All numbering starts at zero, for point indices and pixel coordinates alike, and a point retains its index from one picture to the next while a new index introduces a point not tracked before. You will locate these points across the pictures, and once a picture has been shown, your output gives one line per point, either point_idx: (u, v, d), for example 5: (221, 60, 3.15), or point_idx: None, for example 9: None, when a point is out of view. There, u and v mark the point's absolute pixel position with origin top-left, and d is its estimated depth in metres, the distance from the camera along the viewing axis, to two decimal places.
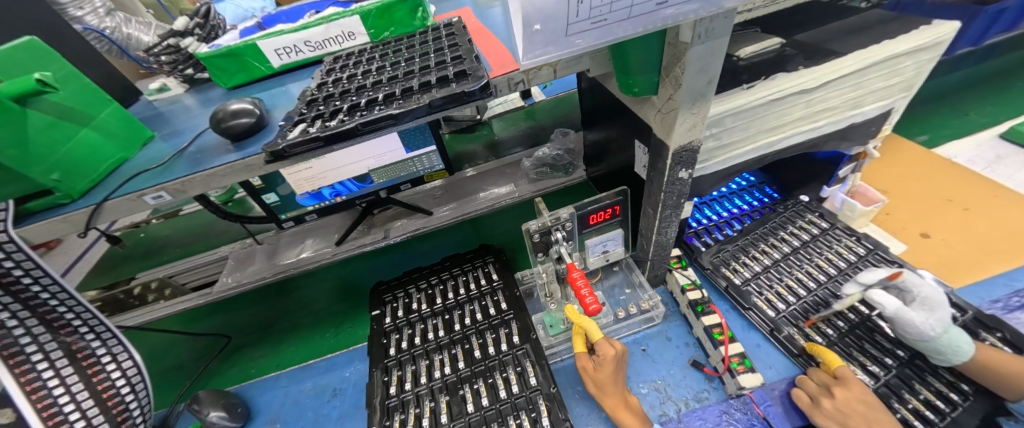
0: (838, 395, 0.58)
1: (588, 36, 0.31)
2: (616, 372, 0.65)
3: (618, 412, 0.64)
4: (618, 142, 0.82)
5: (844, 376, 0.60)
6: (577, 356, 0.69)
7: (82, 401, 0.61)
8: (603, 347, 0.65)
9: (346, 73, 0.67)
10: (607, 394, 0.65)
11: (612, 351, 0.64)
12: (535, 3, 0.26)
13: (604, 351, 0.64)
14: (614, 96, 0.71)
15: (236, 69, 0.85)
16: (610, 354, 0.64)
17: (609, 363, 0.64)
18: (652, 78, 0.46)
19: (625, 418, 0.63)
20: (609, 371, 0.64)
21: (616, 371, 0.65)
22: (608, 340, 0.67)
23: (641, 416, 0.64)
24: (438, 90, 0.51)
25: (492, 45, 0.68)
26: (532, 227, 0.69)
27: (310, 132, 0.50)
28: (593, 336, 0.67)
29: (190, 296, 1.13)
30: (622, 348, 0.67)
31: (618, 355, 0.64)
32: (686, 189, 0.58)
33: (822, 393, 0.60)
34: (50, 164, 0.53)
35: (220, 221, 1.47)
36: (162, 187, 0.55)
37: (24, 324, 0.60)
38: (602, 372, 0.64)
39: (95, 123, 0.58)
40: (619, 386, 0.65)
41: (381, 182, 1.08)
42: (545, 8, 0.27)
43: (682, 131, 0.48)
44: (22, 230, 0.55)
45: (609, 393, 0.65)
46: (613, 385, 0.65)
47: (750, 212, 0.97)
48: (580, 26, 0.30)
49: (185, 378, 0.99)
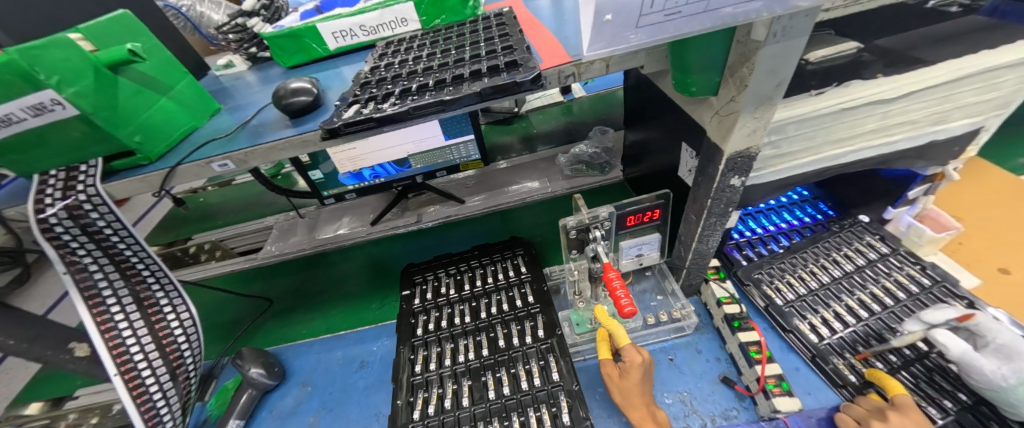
0: (893, 420, 0.54)
1: (658, 29, 0.31)
2: (643, 381, 0.64)
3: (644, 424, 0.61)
4: (661, 144, 0.80)
5: (903, 403, 0.56)
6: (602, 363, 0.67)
7: (145, 345, 0.69)
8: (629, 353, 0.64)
9: (397, 59, 0.69)
10: (630, 404, 0.63)
11: (637, 358, 0.64)
12: None
13: (630, 358, 0.64)
14: (664, 96, 0.69)
15: (295, 49, 0.89)
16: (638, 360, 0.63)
17: (635, 370, 0.63)
18: (713, 78, 0.44)
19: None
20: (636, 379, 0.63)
21: (643, 381, 0.64)
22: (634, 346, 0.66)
23: None
24: (487, 79, 0.52)
25: (540, 36, 0.67)
26: (568, 223, 0.68)
27: (365, 112, 0.52)
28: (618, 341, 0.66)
29: (238, 260, 1.23)
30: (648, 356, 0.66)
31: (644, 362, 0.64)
32: (736, 197, 0.55)
33: (873, 416, 0.57)
34: (135, 127, 0.58)
35: (267, 193, 1.56)
36: (228, 156, 0.59)
37: (103, 270, 0.66)
38: (626, 378, 0.63)
39: (172, 93, 0.63)
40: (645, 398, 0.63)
41: (418, 168, 1.11)
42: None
43: (740, 136, 0.45)
44: (109, 186, 0.61)
45: (636, 404, 0.63)
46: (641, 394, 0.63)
47: (800, 228, 0.91)
48: (651, 19, 0.30)
49: (229, 334, 1.07)
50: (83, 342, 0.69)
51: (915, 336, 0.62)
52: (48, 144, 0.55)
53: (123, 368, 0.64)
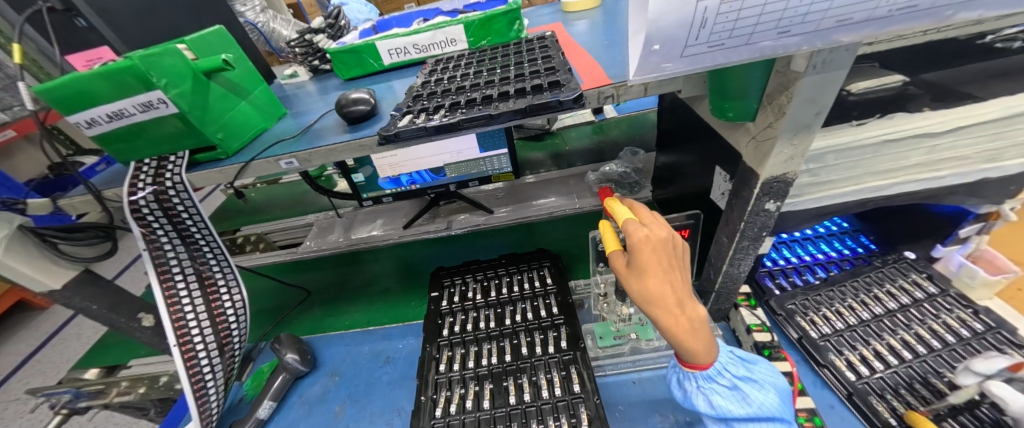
0: None
1: (703, 58, 0.34)
2: (665, 259, 0.47)
3: (676, 334, 0.46)
4: (693, 167, 0.80)
5: None
6: (609, 255, 0.53)
7: (202, 320, 0.76)
8: (633, 227, 0.48)
9: (446, 75, 0.75)
10: (648, 295, 0.46)
11: (644, 232, 0.47)
12: (660, 24, 0.29)
13: (633, 233, 0.47)
14: (699, 120, 0.70)
15: (354, 64, 0.97)
16: (651, 234, 0.47)
17: (650, 251, 0.46)
18: (750, 104, 0.45)
19: (679, 328, 0.46)
20: (656, 259, 0.47)
21: (665, 259, 0.47)
22: (643, 218, 0.51)
23: (702, 337, 0.47)
24: (532, 97, 0.55)
25: (581, 58, 0.70)
26: (599, 235, 0.68)
27: (419, 122, 0.57)
28: (618, 219, 0.53)
29: (278, 253, 1.34)
30: (666, 226, 0.50)
31: (661, 235, 0.47)
32: (770, 222, 0.56)
33: None
34: (218, 125, 0.66)
35: (310, 193, 1.67)
36: (295, 155, 0.66)
37: (176, 252, 0.74)
38: (638, 260, 0.47)
39: (249, 98, 0.71)
40: (672, 286, 0.46)
41: (453, 177, 1.16)
42: (667, 32, 0.30)
43: (777, 162, 0.46)
44: (192, 175, 0.69)
45: (665, 297, 0.46)
46: (667, 281, 0.46)
47: (838, 260, 0.88)
48: (695, 49, 0.32)
49: (268, 321, 1.15)
50: (149, 313, 0.76)
51: (971, 390, 0.59)
52: (149, 136, 0.64)
53: (182, 340, 0.71)
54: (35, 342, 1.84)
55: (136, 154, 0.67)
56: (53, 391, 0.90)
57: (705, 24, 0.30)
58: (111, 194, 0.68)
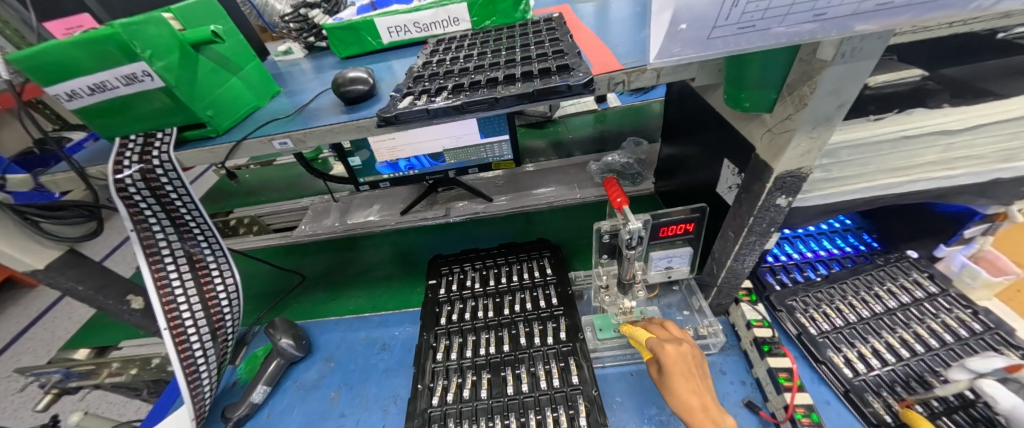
0: None
1: (730, 41, 0.32)
2: (690, 372, 0.58)
3: None
4: (699, 159, 0.79)
5: None
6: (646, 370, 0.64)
7: (193, 303, 0.74)
8: (657, 346, 0.60)
9: (448, 56, 0.72)
10: (681, 403, 0.56)
11: (669, 350, 0.59)
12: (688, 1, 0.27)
13: (660, 351, 0.60)
14: (709, 110, 0.68)
15: (351, 42, 0.93)
16: (676, 351, 0.60)
17: (676, 364, 0.58)
18: (769, 95, 0.43)
19: None
20: (681, 372, 0.58)
21: (689, 371, 0.59)
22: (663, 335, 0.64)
23: None
24: (539, 81, 0.53)
25: (589, 41, 0.67)
26: (603, 227, 0.66)
27: (419, 104, 0.55)
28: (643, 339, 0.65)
29: (273, 235, 1.33)
30: (685, 342, 0.62)
31: (683, 351, 0.60)
32: (779, 218, 0.54)
33: None
34: (207, 102, 0.63)
35: (305, 176, 1.64)
36: (289, 135, 0.63)
37: (165, 233, 0.71)
38: (669, 373, 0.58)
39: (240, 74, 0.68)
40: (700, 394, 0.56)
41: (452, 163, 1.13)
42: (695, 10, 0.29)
43: (793, 156, 0.44)
44: (180, 154, 0.66)
45: (692, 406, 0.55)
46: (695, 390, 0.57)
47: (840, 257, 0.88)
48: (723, 30, 0.30)
49: (262, 305, 1.13)
50: (139, 296, 0.74)
51: (961, 385, 0.58)
52: (133, 112, 0.61)
53: (173, 324, 0.70)
54: (26, 320, 1.83)
55: (121, 130, 0.64)
56: (42, 372, 0.88)
57: (737, 3, 0.28)
58: (95, 171, 0.65)
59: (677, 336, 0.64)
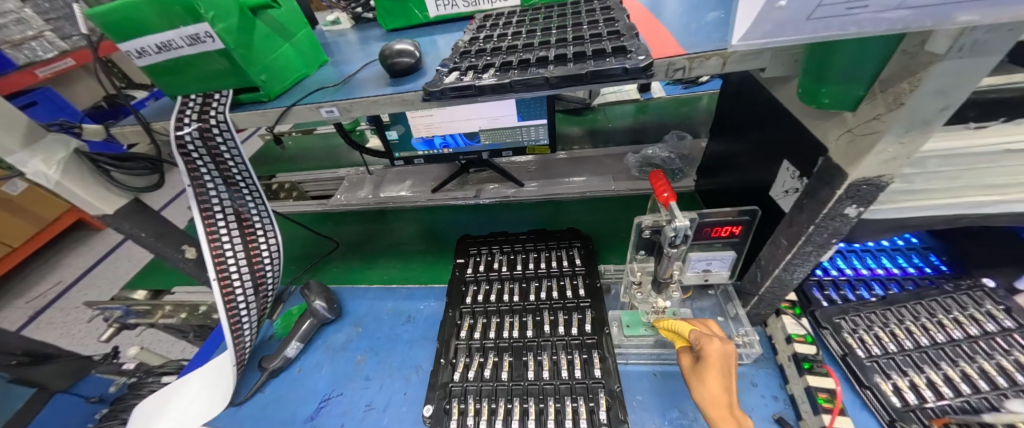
0: None
1: (835, 21, 0.30)
2: (728, 370, 0.56)
3: None
4: (752, 159, 0.73)
5: None
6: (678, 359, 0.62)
7: (239, 259, 0.79)
8: (703, 337, 0.59)
9: (495, 32, 0.69)
10: (708, 395, 0.55)
11: (714, 343, 0.58)
12: None
13: (703, 342, 0.58)
14: (771, 107, 0.63)
15: (398, 14, 0.92)
16: (721, 347, 0.57)
17: (716, 360, 0.56)
18: (855, 91, 0.39)
19: None
20: (720, 367, 0.56)
21: (726, 370, 0.57)
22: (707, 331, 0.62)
23: None
24: (593, 62, 0.50)
25: (647, 21, 0.63)
26: (645, 221, 0.63)
27: (466, 80, 0.53)
28: (685, 330, 0.63)
29: (310, 203, 1.38)
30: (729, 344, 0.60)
31: (728, 350, 0.57)
32: (843, 229, 0.50)
33: None
34: (262, 66, 0.64)
35: (342, 146, 1.68)
36: (336, 104, 0.64)
37: (218, 191, 0.75)
38: (706, 364, 0.57)
39: (292, 41, 0.70)
40: (730, 393, 0.54)
41: (486, 144, 1.12)
42: None
43: (875, 162, 0.40)
44: (235, 116, 0.68)
45: (721, 403, 0.54)
46: (727, 387, 0.55)
47: (900, 278, 0.80)
48: (827, 10, 0.29)
49: (299, 266, 1.19)
50: (192, 247, 0.80)
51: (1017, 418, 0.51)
52: (194, 72, 0.64)
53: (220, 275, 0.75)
54: (95, 258, 2.03)
55: (182, 88, 0.67)
56: (106, 307, 1.00)
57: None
58: (160, 126, 0.69)
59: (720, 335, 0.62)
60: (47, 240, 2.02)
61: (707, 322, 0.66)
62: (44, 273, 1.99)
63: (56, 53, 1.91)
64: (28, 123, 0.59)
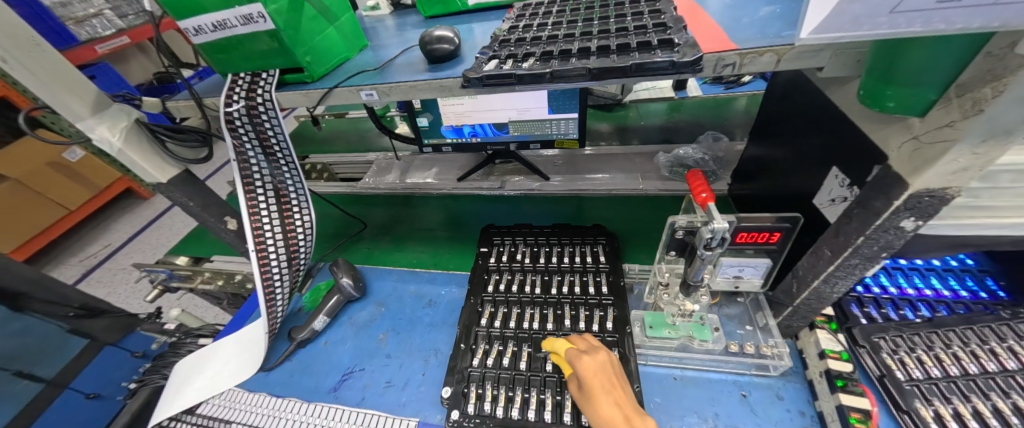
0: None
1: (919, 15, 0.31)
2: (607, 382, 0.60)
3: None
4: (795, 164, 0.70)
5: None
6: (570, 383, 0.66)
7: (276, 233, 0.83)
8: (574, 359, 0.63)
9: (534, 21, 0.68)
10: (597, 415, 0.58)
11: (585, 361, 0.63)
12: None
13: (577, 363, 0.63)
14: (823, 110, 0.59)
15: (437, 1, 0.92)
16: (592, 362, 0.62)
17: (591, 375, 0.61)
18: (928, 94, 0.38)
19: None
20: (598, 381, 0.61)
21: (606, 381, 0.61)
22: (582, 346, 0.67)
23: None
24: (639, 54, 0.49)
25: (695, 14, 0.61)
26: (679, 221, 0.62)
27: (506, 67, 0.53)
28: (563, 351, 0.68)
29: (339, 184, 1.42)
30: (601, 351, 0.65)
31: (598, 361, 0.62)
32: (896, 242, 0.47)
33: None
34: (307, 48, 0.66)
35: (372, 131, 1.72)
36: (376, 87, 0.65)
37: (260, 168, 0.78)
38: (586, 383, 0.61)
39: (336, 24, 0.71)
40: (612, 406, 0.58)
41: (515, 135, 1.12)
42: None
43: (941, 173, 0.38)
44: (280, 94, 0.70)
45: (608, 416, 0.57)
46: (610, 399, 0.58)
47: (950, 301, 0.75)
48: (913, 5, 0.30)
49: (327, 245, 1.23)
50: (234, 218, 0.84)
51: None
52: (245, 52, 0.66)
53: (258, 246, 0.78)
54: (141, 225, 2.18)
55: (233, 67, 0.70)
56: (153, 269, 1.10)
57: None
58: (210, 102, 0.72)
59: (594, 345, 0.67)
60: (100, 204, 2.17)
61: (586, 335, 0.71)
62: (96, 235, 2.15)
63: (113, 31, 2.03)
64: (97, 91, 0.63)
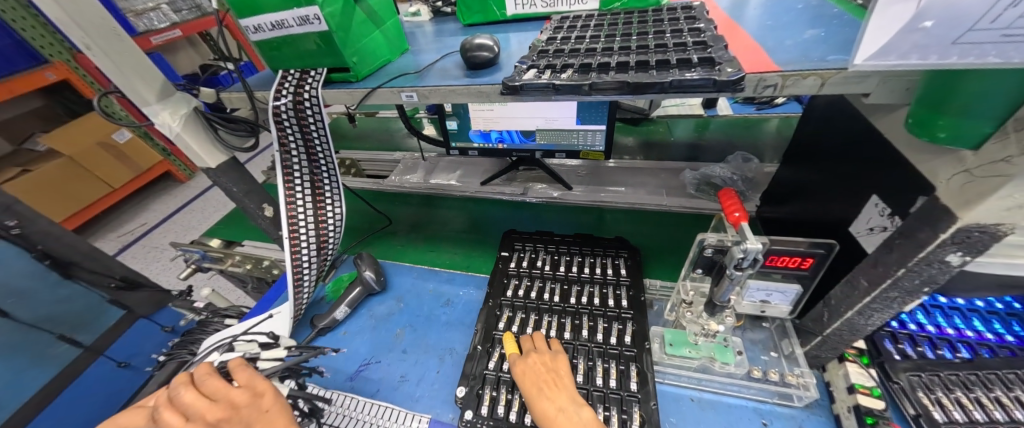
0: None
1: (979, 50, 0.31)
2: (539, 380, 0.66)
3: None
4: (830, 191, 0.68)
5: None
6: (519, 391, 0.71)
7: (309, 224, 0.86)
8: (511, 363, 0.70)
9: (572, 34, 0.70)
10: (533, 412, 0.63)
11: (518, 365, 0.69)
12: None
13: (513, 367, 0.70)
14: (865, 138, 0.58)
15: (477, 10, 0.95)
16: (524, 366, 0.69)
17: (525, 376, 0.67)
18: (982, 127, 0.37)
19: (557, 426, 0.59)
20: (531, 380, 0.67)
21: (538, 378, 0.67)
22: (523, 351, 0.73)
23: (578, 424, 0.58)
24: (680, 71, 0.49)
25: (736, 34, 0.60)
26: (709, 239, 0.61)
27: (545, 78, 0.54)
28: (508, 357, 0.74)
29: (366, 180, 1.46)
30: (535, 353, 0.71)
31: (529, 364, 0.69)
32: (939, 277, 0.46)
33: None
34: (355, 49, 0.69)
35: (400, 131, 1.76)
36: (416, 89, 0.67)
37: (298, 161, 0.82)
38: (521, 386, 0.67)
39: (382, 29, 0.75)
40: (543, 400, 0.63)
41: (541, 144, 1.13)
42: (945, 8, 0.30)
43: (993, 208, 0.37)
44: (325, 92, 0.73)
45: (541, 408, 0.62)
46: (542, 396, 0.64)
47: (992, 344, 0.71)
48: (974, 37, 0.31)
49: (352, 238, 1.27)
50: (270, 206, 0.88)
51: None
52: (298, 51, 0.70)
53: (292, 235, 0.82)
54: (177, 206, 2.30)
55: (283, 63, 0.74)
56: (187, 249, 1.15)
57: (1018, 2, 0.28)
58: (261, 95, 0.76)
59: (534, 347, 0.73)
60: (142, 183, 2.30)
61: (532, 337, 0.76)
62: (135, 213, 2.28)
63: (168, 24, 2.16)
64: (165, 81, 0.68)
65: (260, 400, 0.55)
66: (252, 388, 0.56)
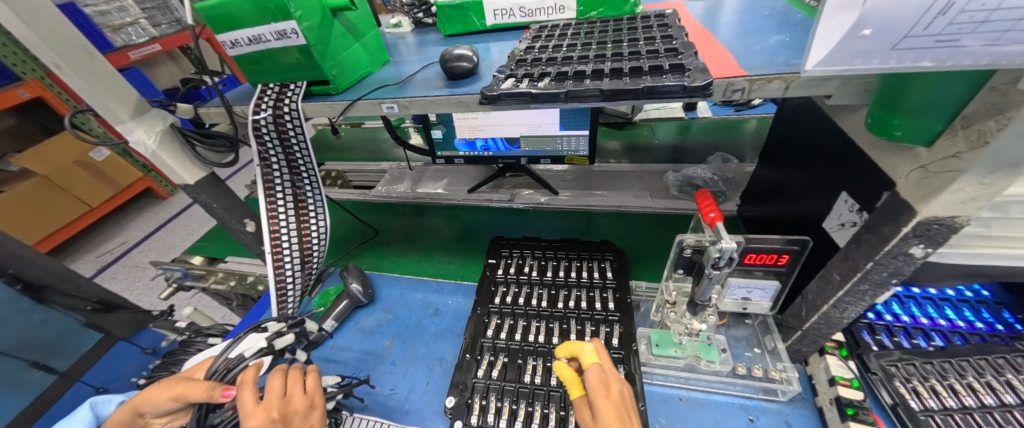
0: None
1: (920, 55, 0.34)
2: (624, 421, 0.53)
3: None
4: (804, 189, 0.70)
5: None
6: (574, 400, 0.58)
7: (292, 238, 0.85)
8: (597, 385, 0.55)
9: (550, 43, 0.71)
10: None
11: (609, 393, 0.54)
12: (886, 6, 0.31)
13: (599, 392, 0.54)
14: (833, 138, 0.60)
15: (457, 21, 0.96)
16: (609, 397, 0.54)
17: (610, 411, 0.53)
18: (934, 125, 0.39)
19: None
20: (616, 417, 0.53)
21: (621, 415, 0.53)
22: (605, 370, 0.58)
23: None
24: (651, 78, 0.51)
25: (706, 41, 0.62)
26: (687, 239, 0.63)
27: (523, 86, 0.55)
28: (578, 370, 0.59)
29: (352, 191, 1.45)
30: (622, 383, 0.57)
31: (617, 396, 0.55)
32: (906, 269, 0.48)
33: None
34: (334, 62, 0.70)
35: (386, 141, 1.76)
36: (397, 100, 0.68)
37: (280, 174, 0.81)
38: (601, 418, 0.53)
39: (362, 42, 0.75)
40: None
41: (526, 150, 1.14)
42: (882, 18, 0.32)
43: (948, 202, 0.39)
44: (305, 105, 0.73)
45: None
46: None
47: (963, 331, 0.74)
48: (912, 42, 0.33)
49: (338, 250, 1.25)
50: (252, 221, 0.87)
51: None
52: (276, 65, 0.70)
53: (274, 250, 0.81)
54: (157, 225, 2.24)
55: (262, 78, 0.73)
56: (168, 267, 1.12)
57: (946, 11, 0.31)
58: (239, 109, 0.75)
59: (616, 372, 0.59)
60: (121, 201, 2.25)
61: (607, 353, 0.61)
62: (112, 233, 2.22)
63: (146, 39, 2.12)
64: (139, 98, 0.67)
65: (312, 413, 0.58)
66: (311, 398, 0.59)
